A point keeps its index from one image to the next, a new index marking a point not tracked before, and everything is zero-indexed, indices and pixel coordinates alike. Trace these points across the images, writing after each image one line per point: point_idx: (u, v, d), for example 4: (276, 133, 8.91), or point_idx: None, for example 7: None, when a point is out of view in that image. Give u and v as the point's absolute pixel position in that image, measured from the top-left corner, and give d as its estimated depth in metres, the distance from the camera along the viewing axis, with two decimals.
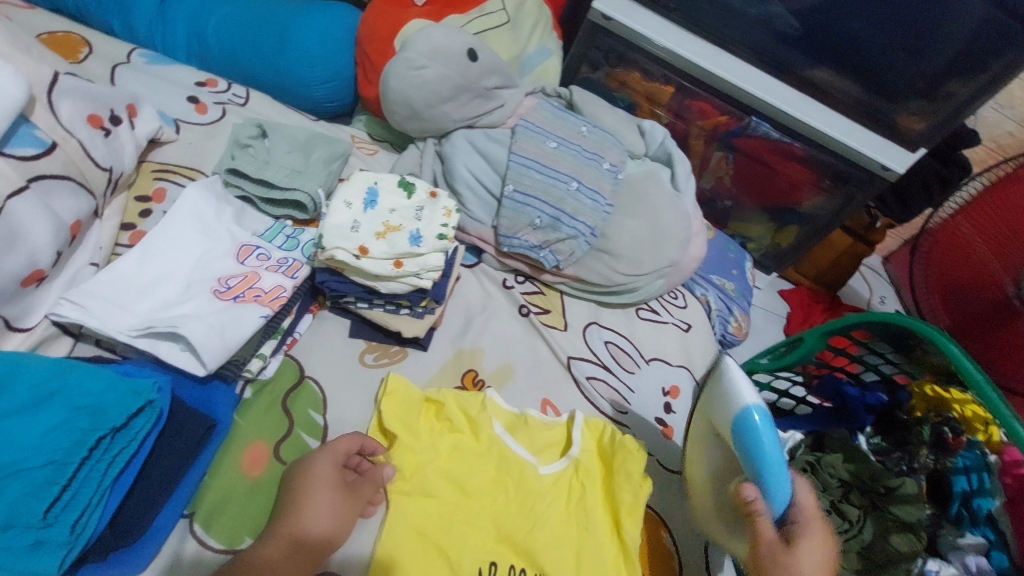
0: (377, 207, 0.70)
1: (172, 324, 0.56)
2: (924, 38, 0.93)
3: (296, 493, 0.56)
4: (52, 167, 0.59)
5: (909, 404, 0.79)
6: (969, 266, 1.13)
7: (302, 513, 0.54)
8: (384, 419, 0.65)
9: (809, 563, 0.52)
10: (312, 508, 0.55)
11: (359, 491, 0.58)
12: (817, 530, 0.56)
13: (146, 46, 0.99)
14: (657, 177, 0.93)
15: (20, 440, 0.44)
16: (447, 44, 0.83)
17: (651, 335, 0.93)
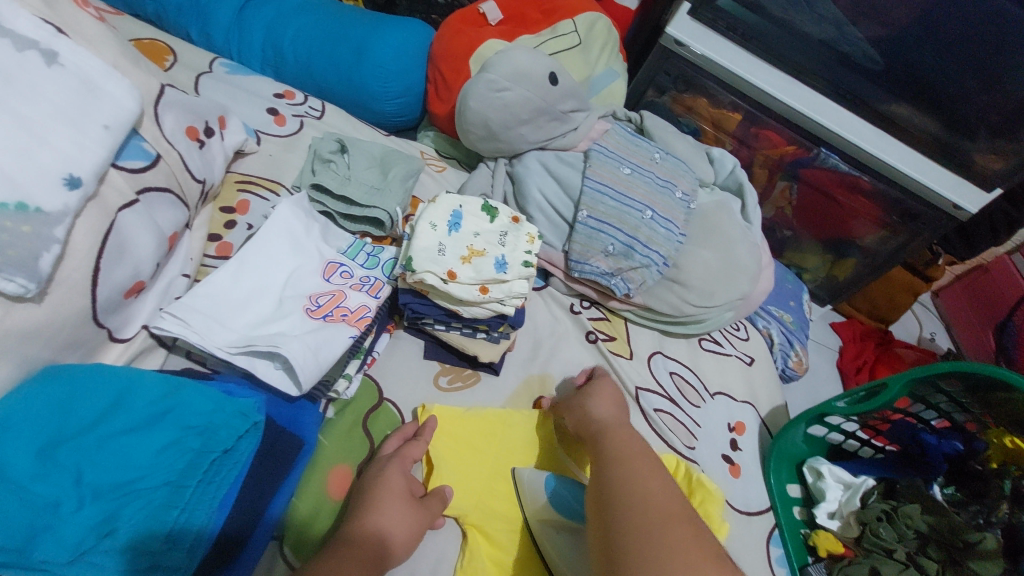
0: (461, 230, 0.70)
1: (271, 343, 0.56)
2: (1004, 74, 0.91)
3: (371, 499, 0.54)
4: (157, 179, 0.59)
5: (986, 453, 0.75)
6: None
7: (370, 519, 0.52)
8: (439, 452, 0.64)
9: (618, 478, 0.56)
10: (387, 519, 0.53)
11: (430, 505, 0.58)
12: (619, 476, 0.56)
13: (224, 54, 1.01)
14: (728, 207, 0.92)
15: (135, 458, 0.44)
16: (529, 68, 0.84)
17: (714, 367, 0.91)
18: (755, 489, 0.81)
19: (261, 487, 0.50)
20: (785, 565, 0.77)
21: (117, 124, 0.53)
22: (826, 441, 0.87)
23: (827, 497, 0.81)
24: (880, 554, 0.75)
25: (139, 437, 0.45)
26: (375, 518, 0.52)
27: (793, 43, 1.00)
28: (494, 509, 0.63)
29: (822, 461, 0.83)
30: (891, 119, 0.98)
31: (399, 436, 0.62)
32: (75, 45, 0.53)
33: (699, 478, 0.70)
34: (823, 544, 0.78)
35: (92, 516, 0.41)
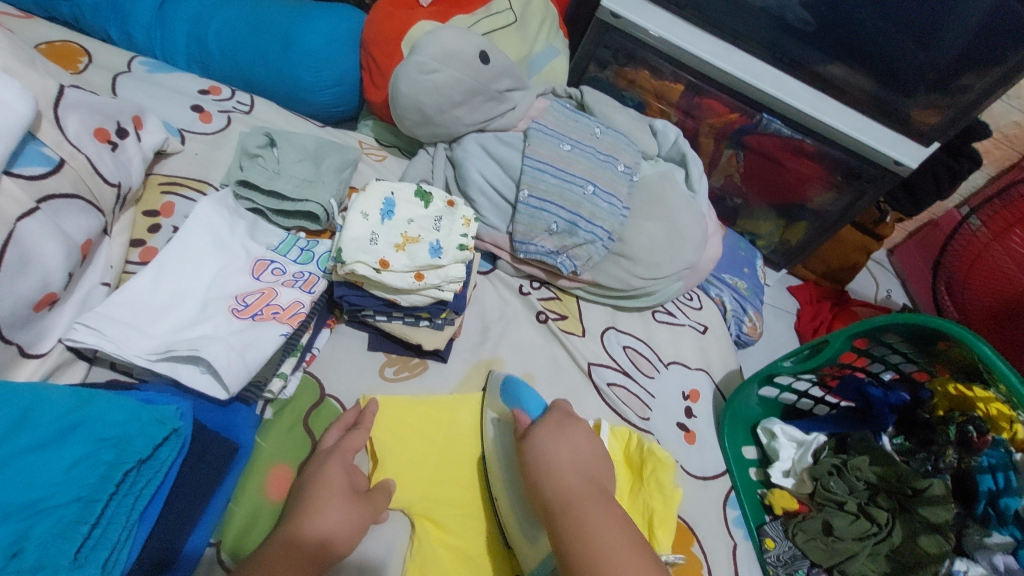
0: (394, 218, 0.69)
1: (193, 347, 0.54)
2: (936, 28, 0.92)
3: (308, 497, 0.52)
4: (61, 186, 0.57)
5: (931, 403, 0.77)
6: (989, 273, 1.18)
7: (306, 516, 0.50)
8: (383, 443, 0.63)
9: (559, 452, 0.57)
10: (326, 513, 0.51)
11: (376, 498, 0.56)
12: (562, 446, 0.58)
13: (146, 53, 0.97)
14: (672, 177, 0.92)
15: (45, 476, 0.42)
16: (458, 47, 0.82)
17: (668, 338, 0.91)
18: (711, 454, 0.82)
19: (188, 497, 0.50)
20: (743, 526, 0.79)
21: (4, 129, 0.50)
22: (779, 401, 0.89)
23: (781, 456, 0.82)
24: (832, 507, 0.76)
25: (47, 454, 0.43)
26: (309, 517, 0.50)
27: (728, 10, 0.99)
28: (443, 499, 0.62)
29: (775, 422, 0.85)
30: (829, 81, 1.00)
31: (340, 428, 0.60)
32: None
33: (650, 448, 0.70)
34: (778, 503, 0.79)
35: (3, 538, 0.39)
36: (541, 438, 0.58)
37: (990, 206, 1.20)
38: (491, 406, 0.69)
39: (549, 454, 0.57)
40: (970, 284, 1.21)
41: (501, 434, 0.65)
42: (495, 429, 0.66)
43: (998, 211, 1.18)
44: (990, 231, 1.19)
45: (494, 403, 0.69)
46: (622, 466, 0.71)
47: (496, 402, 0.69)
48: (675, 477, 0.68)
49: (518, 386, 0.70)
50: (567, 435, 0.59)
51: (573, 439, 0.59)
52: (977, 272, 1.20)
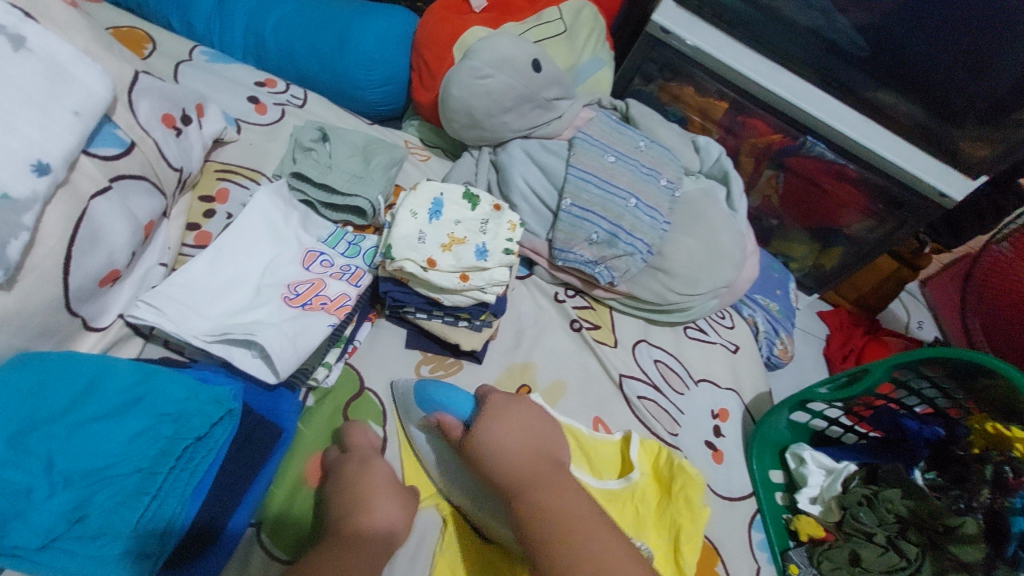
0: (442, 218, 0.70)
1: (248, 332, 0.55)
2: (990, 62, 0.90)
3: (355, 490, 0.54)
4: (131, 167, 0.59)
5: (967, 440, 0.75)
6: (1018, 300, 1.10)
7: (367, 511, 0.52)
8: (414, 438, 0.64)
9: (495, 432, 0.56)
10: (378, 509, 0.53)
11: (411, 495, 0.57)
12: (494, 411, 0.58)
13: (205, 43, 0.99)
14: (713, 196, 0.92)
15: (109, 445, 0.45)
16: (512, 54, 0.83)
17: (699, 355, 0.91)
18: (738, 475, 0.82)
19: (236, 478, 0.51)
20: (767, 549, 0.78)
21: (87, 110, 0.52)
22: (809, 427, 0.88)
23: (809, 483, 0.81)
24: (860, 537, 0.76)
25: (111, 425, 0.45)
26: (367, 504, 0.52)
27: (779, 31, 0.99)
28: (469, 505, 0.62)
29: (804, 448, 0.84)
30: (877, 108, 0.99)
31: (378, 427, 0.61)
32: (43, 30, 0.52)
33: (681, 463, 0.70)
34: (804, 529, 0.78)
35: (62, 505, 0.41)
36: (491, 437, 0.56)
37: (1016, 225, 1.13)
38: (410, 420, 0.64)
39: (497, 447, 0.55)
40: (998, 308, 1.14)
41: (433, 437, 0.63)
42: (424, 438, 0.63)
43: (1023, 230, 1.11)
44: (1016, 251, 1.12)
45: (411, 413, 0.63)
46: (651, 480, 0.71)
47: (411, 413, 0.63)
48: (703, 494, 0.69)
49: (431, 387, 0.61)
50: (510, 420, 0.58)
51: (518, 419, 0.58)
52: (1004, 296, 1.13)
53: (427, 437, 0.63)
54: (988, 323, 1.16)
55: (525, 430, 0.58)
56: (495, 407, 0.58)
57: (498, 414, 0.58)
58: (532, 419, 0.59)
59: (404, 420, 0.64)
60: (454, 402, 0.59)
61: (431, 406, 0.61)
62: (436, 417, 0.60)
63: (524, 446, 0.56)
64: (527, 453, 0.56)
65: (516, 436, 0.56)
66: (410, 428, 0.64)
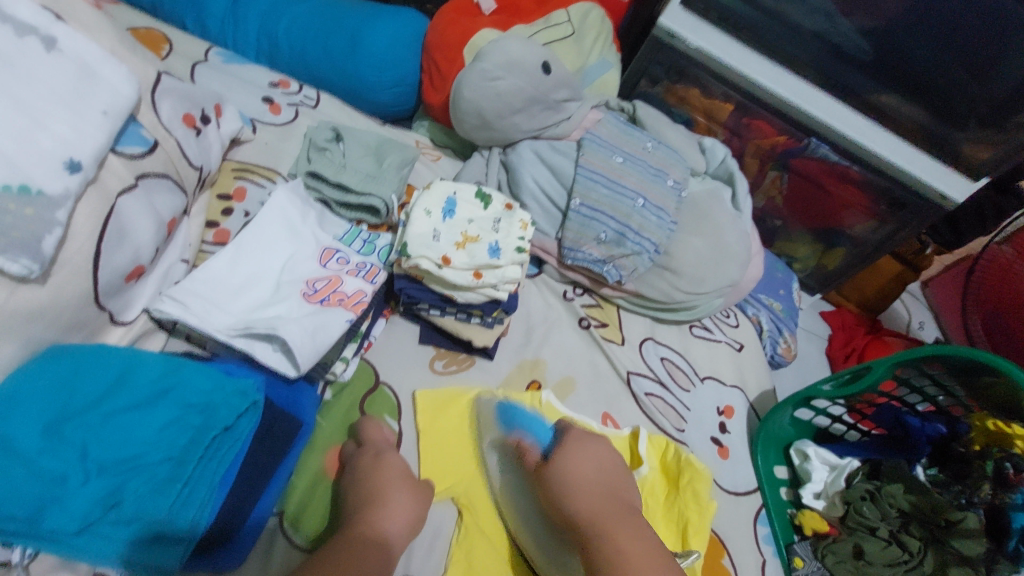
0: (455, 217, 0.72)
1: (271, 326, 0.57)
2: (991, 65, 0.92)
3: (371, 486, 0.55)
4: (155, 166, 0.60)
5: (968, 436, 0.76)
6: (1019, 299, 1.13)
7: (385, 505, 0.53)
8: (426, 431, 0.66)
9: (571, 462, 0.60)
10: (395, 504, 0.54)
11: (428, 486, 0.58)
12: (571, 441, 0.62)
13: (219, 43, 1.01)
14: (719, 196, 0.94)
15: (139, 435, 0.46)
16: (522, 57, 0.85)
17: (704, 353, 0.93)
18: (743, 470, 0.83)
19: (259, 467, 0.52)
20: (772, 543, 0.79)
21: (115, 110, 0.54)
22: (812, 424, 0.90)
23: (813, 478, 0.83)
24: (863, 531, 0.77)
25: (142, 415, 0.47)
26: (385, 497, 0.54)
27: (784, 35, 1.01)
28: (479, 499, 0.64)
29: (808, 444, 0.85)
30: (880, 110, 1.00)
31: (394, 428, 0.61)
32: (73, 31, 0.54)
33: (688, 458, 0.72)
34: (809, 523, 0.80)
35: (97, 491, 0.43)
36: (568, 466, 0.60)
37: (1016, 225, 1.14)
38: (489, 437, 0.67)
39: (573, 480, 0.58)
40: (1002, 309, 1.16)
41: (507, 463, 0.65)
42: (497, 461, 0.66)
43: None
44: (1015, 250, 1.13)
45: (490, 433, 0.67)
46: (659, 474, 0.73)
47: (491, 431, 0.67)
48: (709, 488, 0.71)
49: (515, 409, 0.69)
50: (585, 456, 0.61)
51: (595, 454, 0.62)
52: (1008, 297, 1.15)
53: (500, 461, 0.66)
54: (996, 332, 1.17)
55: (598, 469, 0.60)
56: (572, 442, 0.62)
57: (580, 450, 0.61)
58: (605, 460, 0.62)
59: (483, 435, 0.67)
60: (533, 426, 0.67)
61: (512, 428, 0.67)
62: (516, 439, 0.66)
63: (597, 479, 0.59)
64: (601, 488, 0.59)
65: (591, 468, 0.60)
66: (486, 451, 0.67)
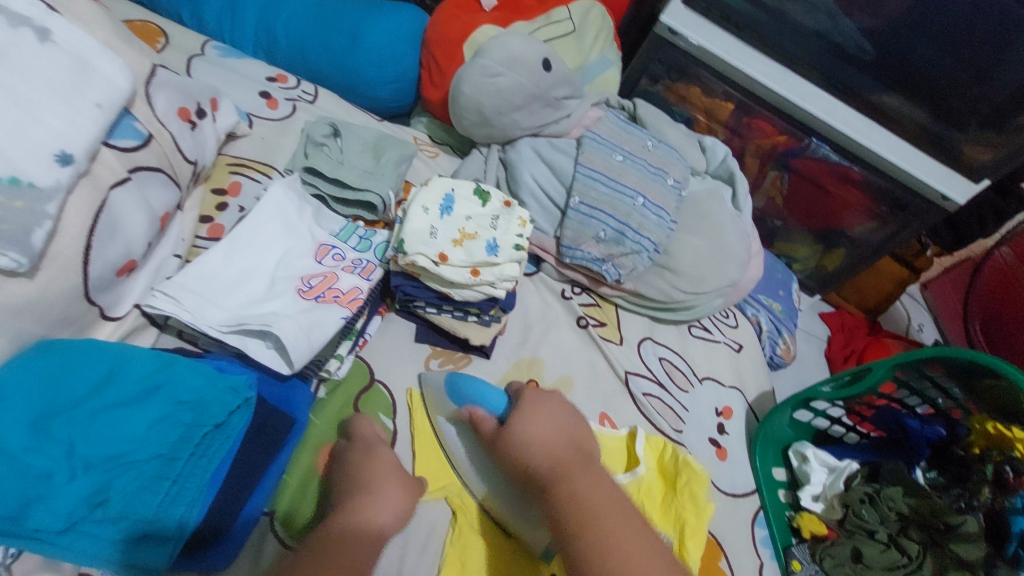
0: (453, 214, 0.71)
1: (264, 323, 0.56)
2: (992, 66, 0.91)
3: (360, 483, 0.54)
4: (149, 159, 0.59)
5: (967, 439, 0.76)
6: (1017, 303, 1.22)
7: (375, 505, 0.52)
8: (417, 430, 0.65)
9: (527, 428, 0.57)
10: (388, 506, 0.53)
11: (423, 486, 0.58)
12: (527, 408, 0.59)
13: (216, 37, 1.00)
14: (720, 196, 0.93)
15: (130, 433, 0.46)
16: (523, 53, 0.84)
17: (703, 353, 0.92)
18: (741, 472, 0.82)
19: (251, 465, 0.51)
20: (770, 546, 0.79)
21: (110, 103, 0.53)
22: (811, 425, 0.89)
23: (812, 480, 0.82)
24: (862, 535, 0.76)
25: (131, 412, 0.46)
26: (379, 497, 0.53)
27: (786, 34, 1.00)
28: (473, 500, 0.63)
29: (807, 446, 0.85)
30: (883, 111, 1.00)
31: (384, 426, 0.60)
32: (67, 22, 0.53)
33: (686, 459, 0.71)
34: (807, 526, 0.79)
35: (85, 489, 0.43)
36: (522, 431, 0.57)
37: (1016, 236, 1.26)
38: (440, 410, 0.65)
39: (531, 440, 0.56)
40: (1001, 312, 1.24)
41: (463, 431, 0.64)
42: (453, 431, 0.64)
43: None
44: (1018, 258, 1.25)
45: (439, 405, 0.65)
46: (656, 475, 0.72)
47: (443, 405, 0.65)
48: (708, 491, 0.70)
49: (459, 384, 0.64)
50: (541, 417, 0.59)
51: (554, 413, 0.60)
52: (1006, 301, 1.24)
53: (455, 429, 0.64)
54: (996, 337, 1.23)
55: (557, 425, 0.59)
56: (528, 405, 0.60)
57: (533, 413, 0.59)
58: (564, 417, 0.60)
59: (434, 409, 0.65)
60: (485, 396, 0.62)
61: (462, 400, 0.63)
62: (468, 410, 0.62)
63: (555, 436, 0.57)
64: (561, 444, 0.57)
65: (549, 428, 0.58)
66: (439, 419, 0.65)
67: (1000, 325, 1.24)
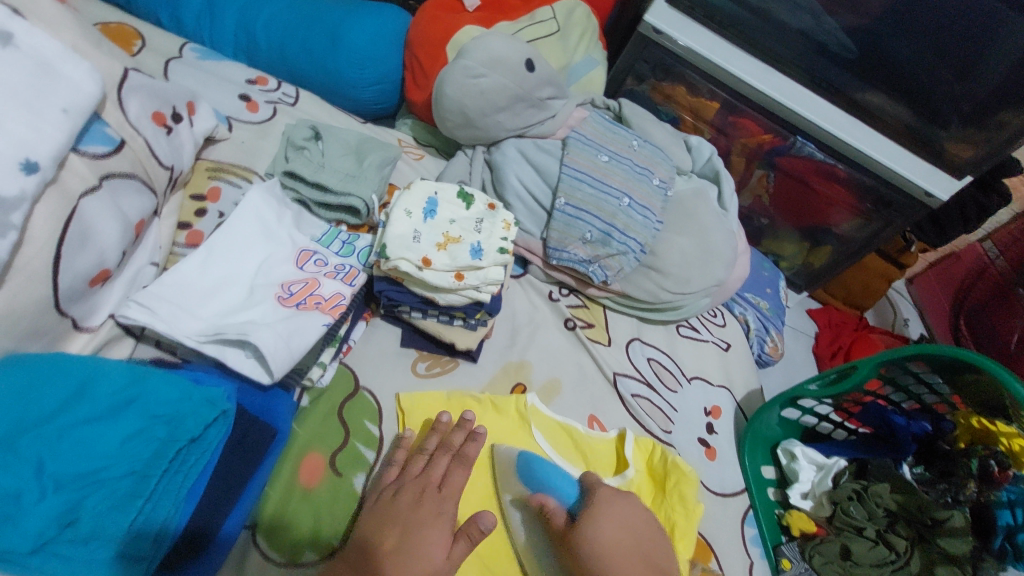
0: (436, 217, 0.70)
1: (242, 332, 0.55)
2: (973, 59, 0.92)
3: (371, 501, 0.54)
4: (121, 166, 0.58)
5: (953, 434, 0.77)
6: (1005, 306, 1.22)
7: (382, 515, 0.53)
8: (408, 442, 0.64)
9: (602, 532, 0.58)
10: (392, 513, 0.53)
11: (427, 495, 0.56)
12: (599, 509, 0.60)
13: (195, 40, 0.98)
14: (705, 195, 0.93)
15: (103, 448, 0.45)
16: (505, 54, 0.83)
17: (691, 353, 0.92)
18: (731, 471, 0.82)
19: (230, 478, 0.51)
20: (760, 544, 0.79)
21: (76, 108, 0.51)
22: (799, 423, 0.90)
23: (800, 478, 0.83)
24: (850, 532, 0.77)
25: (102, 427, 0.45)
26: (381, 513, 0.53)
27: (771, 33, 1.00)
28: (499, 550, 0.62)
29: (795, 444, 0.85)
30: (865, 108, 1.00)
31: (465, 429, 0.62)
32: (31, 27, 0.51)
33: (675, 461, 0.71)
34: (796, 524, 0.80)
35: (55, 508, 0.41)
36: (596, 536, 0.58)
37: (1009, 241, 1.26)
38: (510, 491, 0.64)
39: (604, 548, 0.57)
40: (990, 314, 1.25)
41: (529, 521, 0.63)
42: (518, 516, 0.63)
43: (1015, 244, 1.25)
44: (1008, 263, 1.25)
45: (508, 485, 0.64)
46: (645, 477, 0.72)
47: (513, 482, 0.64)
48: (697, 492, 0.70)
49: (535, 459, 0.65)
50: (610, 515, 0.60)
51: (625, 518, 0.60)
52: (997, 304, 1.24)
53: (520, 515, 0.63)
54: (982, 335, 1.24)
55: (632, 543, 0.59)
56: (604, 499, 0.61)
57: (610, 520, 0.59)
58: (635, 523, 0.61)
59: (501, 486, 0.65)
60: (560, 485, 0.63)
61: (535, 486, 0.64)
62: (539, 496, 0.62)
63: (625, 540, 0.59)
64: (634, 555, 0.58)
65: (622, 537, 0.59)
66: (505, 496, 0.64)
67: (987, 323, 1.24)
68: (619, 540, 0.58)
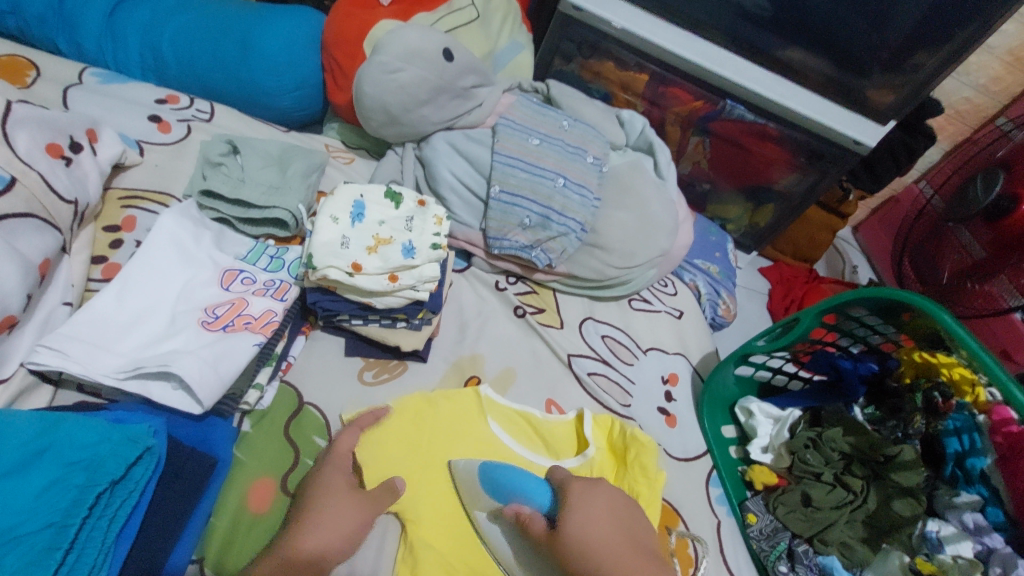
0: (365, 220, 0.69)
1: (162, 363, 0.53)
2: (887, 8, 0.93)
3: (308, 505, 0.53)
4: (14, 206, 0.55)
5: (898, 371, 0.80)
6: None
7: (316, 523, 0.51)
8: (360, 456, 0.62)
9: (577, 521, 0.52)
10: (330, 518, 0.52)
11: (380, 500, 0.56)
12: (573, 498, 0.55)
13: (99, 64, 0.93)
14: (641, 167, 0.93)
15: (14, 502, 0.42)
16: (422, 45, 0.81)
17: (645, 325, 0.93)
18: (692, 436, 0.84)
19: (167, 516, 0.50)
20: (726, 503, 0.81)
21: None
22: (755, 379, 0.91)
23: (759, 433, 0.85)
24: (810, 478, 0.78)
25: (14, 481, 0.43)
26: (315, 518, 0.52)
27: None
28: (473, 554, 0.61)
29: (752, 401, 0.87)
30: (788, 65, 1.01)
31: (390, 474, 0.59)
32: None
33: (633, 433, 0.70)
34: (759, 478, 0.82)
35: None
36: (578, 527, 0.51)
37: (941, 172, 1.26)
38: (479, 505, 0.62)
39: (586, 540, 0.50)
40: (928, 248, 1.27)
41: (506, 531, 0.61)
42: (496, 529, 0.61)
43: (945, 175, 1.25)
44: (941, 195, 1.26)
45: (481, 503, 0.62)
46: (607, 454, 0.72)
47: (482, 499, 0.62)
48: (656, 458, 0.68)
49: (495, 469, 0.62)
50: (595, 507, 0.53)
51: (606, 503, 0.54)
52: None
53: (500, 529, 0.61)
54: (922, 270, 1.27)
55: (616, 529, 0.52)
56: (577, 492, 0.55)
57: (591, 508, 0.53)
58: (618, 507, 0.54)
59: (470, 503, 0.62)
60: (532, 491, 0.59)
61: (504, 493, 0.60)
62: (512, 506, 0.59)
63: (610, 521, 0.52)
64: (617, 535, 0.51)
65: (608, 525, 0.52)
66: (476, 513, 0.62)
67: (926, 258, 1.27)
68: (606, 524, 0.52)
